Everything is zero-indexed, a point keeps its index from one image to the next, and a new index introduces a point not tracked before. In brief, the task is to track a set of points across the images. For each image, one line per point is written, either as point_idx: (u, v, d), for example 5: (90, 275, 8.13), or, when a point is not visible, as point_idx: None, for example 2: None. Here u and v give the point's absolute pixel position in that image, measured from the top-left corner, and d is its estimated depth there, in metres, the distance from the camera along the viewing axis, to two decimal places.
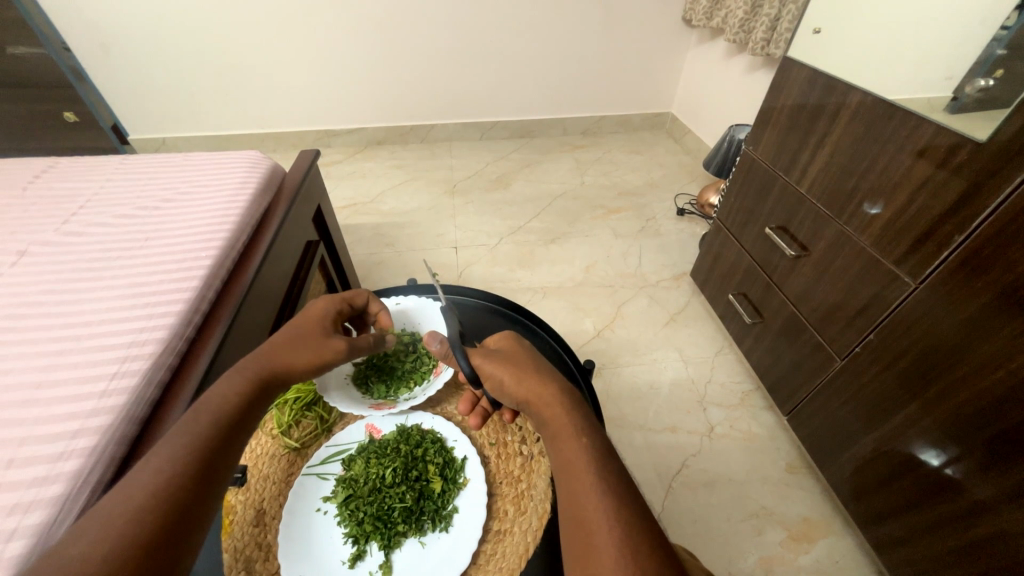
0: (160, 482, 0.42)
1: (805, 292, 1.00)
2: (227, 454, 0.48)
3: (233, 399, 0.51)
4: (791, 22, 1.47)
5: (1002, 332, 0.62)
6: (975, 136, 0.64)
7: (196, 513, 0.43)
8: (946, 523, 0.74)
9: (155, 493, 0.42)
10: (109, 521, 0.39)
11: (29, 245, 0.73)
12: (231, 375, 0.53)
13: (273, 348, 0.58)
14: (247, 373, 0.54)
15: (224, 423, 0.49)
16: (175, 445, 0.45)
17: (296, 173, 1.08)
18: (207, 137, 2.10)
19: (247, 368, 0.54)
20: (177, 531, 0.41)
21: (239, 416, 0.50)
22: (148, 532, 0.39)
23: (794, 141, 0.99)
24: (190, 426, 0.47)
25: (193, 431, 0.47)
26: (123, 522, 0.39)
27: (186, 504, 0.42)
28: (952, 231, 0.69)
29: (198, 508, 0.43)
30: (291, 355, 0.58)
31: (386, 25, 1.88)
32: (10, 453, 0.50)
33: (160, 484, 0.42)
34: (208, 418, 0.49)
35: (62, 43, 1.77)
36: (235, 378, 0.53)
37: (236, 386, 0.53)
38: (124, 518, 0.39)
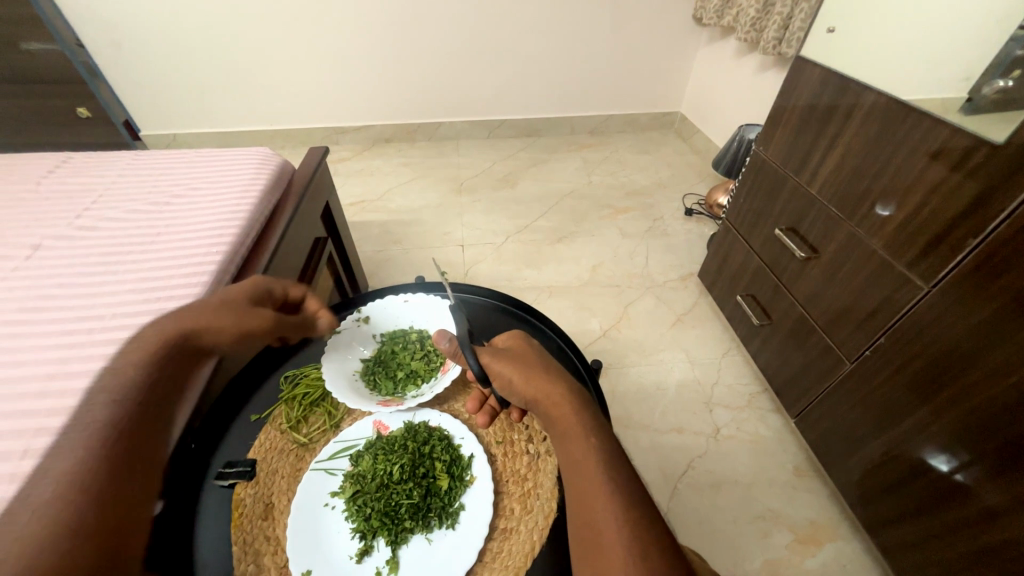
0: (79, 468, 0.49)
1: (815, 294, 0.99)
2: (132, 434, 0.54)
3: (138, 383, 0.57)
4: (804, 20, 1.46)
5: (1016, 337, 0.62)
6: (991, 138, 0.64)
7: (118, 496, 0.49)
8: (955, 528, 0.73)
9: (73, 479, 0.48)
10: (46, 506, 0.46)
11: (43, 240, 0.74)
12: (132, 355, 0.59)
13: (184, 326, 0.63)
14: (159, 350, 0.60)
15: (126, 407, 0.55)
16: (82, 433, 0.52)
17: (305, 169, 1.09)
18: (218, 134, 2.11)
19: (151, 347, 0.60)
20: (103, 505, 0.48)
21: (141, 401, 0.57)
22: (81, 509, 0.46)
23: (805, 141, 0.98)
24: (98, 417, 0.53)
25: (99, 418, 0.53)
26: (53, 505, 0.46)
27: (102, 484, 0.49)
28: (967, 234, 0.68)
29: (118, 487, 0.50)
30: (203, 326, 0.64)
31: (396, 23, 1.89)
32: (25, 444, 0.51)
33: (74, 470, 0.49)
34: (115, 405, 0.55)
35: (75, 39, 1.78)
36: (136, 357, 0.59)
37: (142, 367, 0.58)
38: (52, 503, 0.46)
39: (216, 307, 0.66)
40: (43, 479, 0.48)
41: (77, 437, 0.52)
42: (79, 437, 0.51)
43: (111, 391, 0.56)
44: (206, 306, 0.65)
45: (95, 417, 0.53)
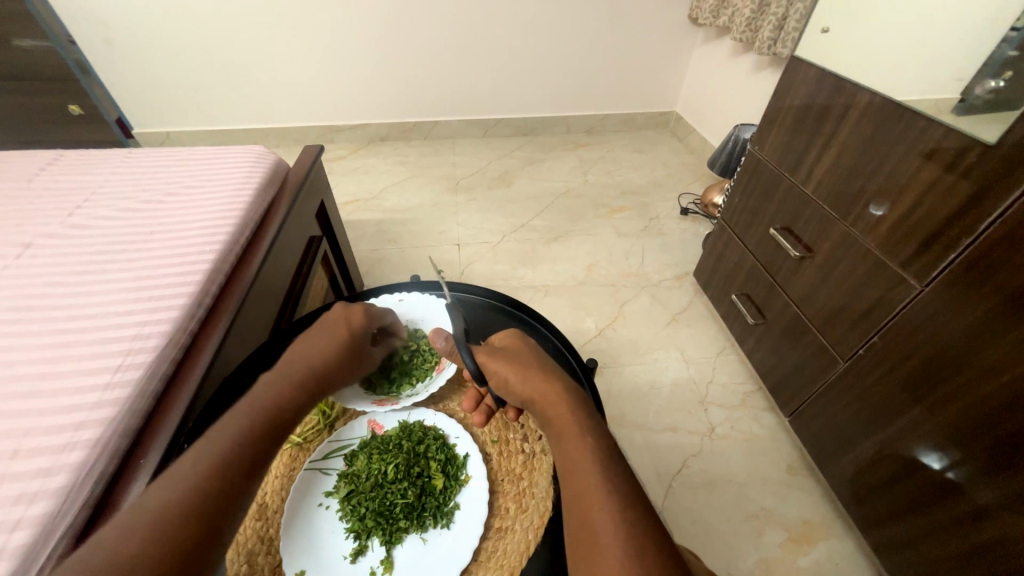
0: (196, 491, 0.43)
1: (809, 293, 0.99)
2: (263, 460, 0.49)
3: (282, 408, 0.53)
4: (799, 21, 1.47)
5: (1007, 337, 0.62)
6: (984, 138, 0.64)
7: (219, 532, 0.43)
8: (947, 527, 0.74)
9: (183, 503, 0.42)
10: (148, 532, 0.40)
11: (34, 238, 0.73)
12: (274, 383, 0.55)
13: (312, 364, 0.58)
14: (292, 388, 0.55)
15: (268, 427, 0.50)
16: (215, 450, 0.47)
17: (299, 168, 1.08)
18: (211, 132, 2.10)
19: (291, 377, 0.55)
20: (208, 545, 0.42)
21: (282, 423, 0.52)
22: (180, 546, 0.40)
23: (800, 142, 0.98)
24: (233, 433, 0.48)
25: (234, 435, 0.48)
26: (160, 529, 0.41)
27: (218, 516, 0.43)
28: (960, 233, 0.68)
29: (223, 526, 0.44)
30: (337, 371, 0.59)
31: (391, 21, 1.88)
32: (15, 444, 0.50)
33: (197, 490, 0.43)
34: (252, 424, 0.50)
35: (67, 36, 1.77)
36: (279, 385, 0.54)
37: (281, 395, 0.54)
38: (159, 526, 0.41)
39: (340, 350, 0.60)
40: (160, 494, 0.43)
41: (206, 452, 0.46)
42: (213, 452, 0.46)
43: (258, 407, 0.51)
44: (334, 347, 0.60)
45: (227, 433, 0.48)
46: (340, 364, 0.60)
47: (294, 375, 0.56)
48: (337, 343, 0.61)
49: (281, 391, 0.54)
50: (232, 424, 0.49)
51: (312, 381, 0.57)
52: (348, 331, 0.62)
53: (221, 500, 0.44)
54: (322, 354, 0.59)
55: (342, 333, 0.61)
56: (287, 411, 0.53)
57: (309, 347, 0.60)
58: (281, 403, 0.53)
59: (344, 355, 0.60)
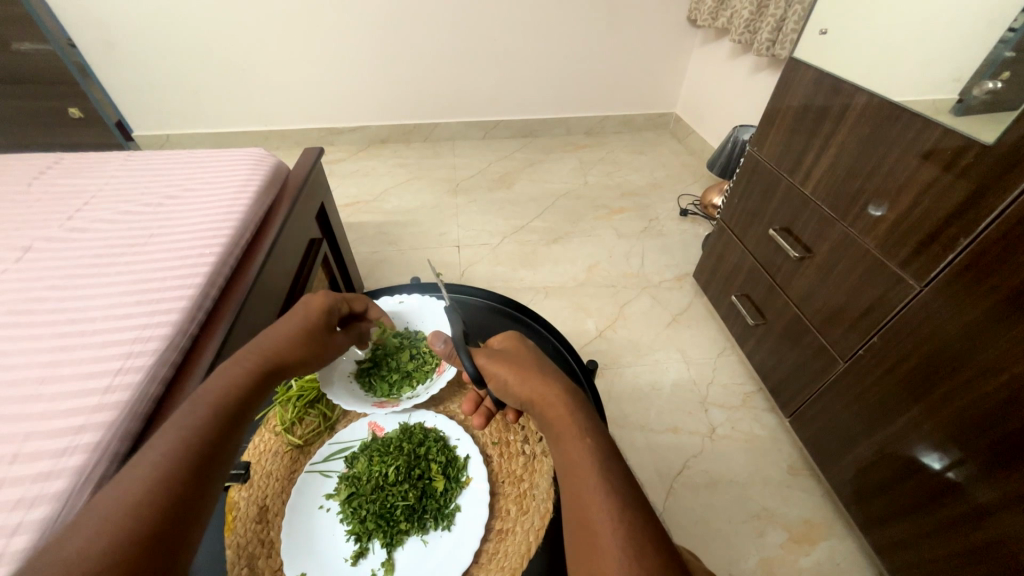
0: (157, 476, 0.42)
1: (808, 293, 0.99)
2: (223, 445, 0.48)
3: (238, 392, 0.52)
4: (797, 23, 1.47)
5: (1005, 337, 0.62)
6: (981, 138, 0.64)
7: (187, 512, 0.42)
8: (947, 527, 0.74)
9: (142, 490, 0.41)
10: (107, 520, 0.38)
11: (34, 241, 0.73)
12: (228, 368, 0.54)
13: (268, 348, 0.58)
14: (248, 371, 0.54)
15: (225, 412, 0.50)
16: (171, 438, 0.45)
17: (299, 170, 1.08)
18: (211, 134, 2.10)
19: (245, 363, 0.55)
20: (175, 527, 0.41)
21: (240, 407, 0.51)
22: (146, 528, 0.39)
23: (798, 143, 0.99)
24: (187, 422, 0.47)
25: (189, 422, 0.47)
26: (121, 517, 0.39)
27: (183, 498, 0.42)
28: (957, 233, 0.69)
29: (190, 509, 0.42)
30: (296, 353, 0.59)
31: (391, 24, 1.89)
32: (14, 448, 0.50)
33: (158, 475, 0.42)
34: (209, 409, 0.49)
35: (67, 39, 1.77)
36: (233, 370, 0.54)
37: (236, 379, 0.53)
38: (121, 512, 0.39)
39: (297, 333, 0.60)
40: (116, 486, 0.41)
41: (160, 445, 0.45)
42: (169, 439, 0.45)
43: (213, 395, 0.50)
44: (289, 331, 0.60)
45: (182, 421, 0.47)
46: (297, 346, 0.60)
47: (248, 359, 0.56)
48: (293, 328, 0.61)
49: (236, 375, 0.53)
50: (185, 416, 0.48)
51: (268, 364, 0.56)
52: (304, 317, 0.62)
53: (182, 487, 0.42)
54: (278, 338, 0.59)
55: (297, 318, 0.62)
56: (242, 395, 0.52)
57: (264, 334, 0.59)
58: (237, 388, 0.52)
59: (301, 339, 0.61)
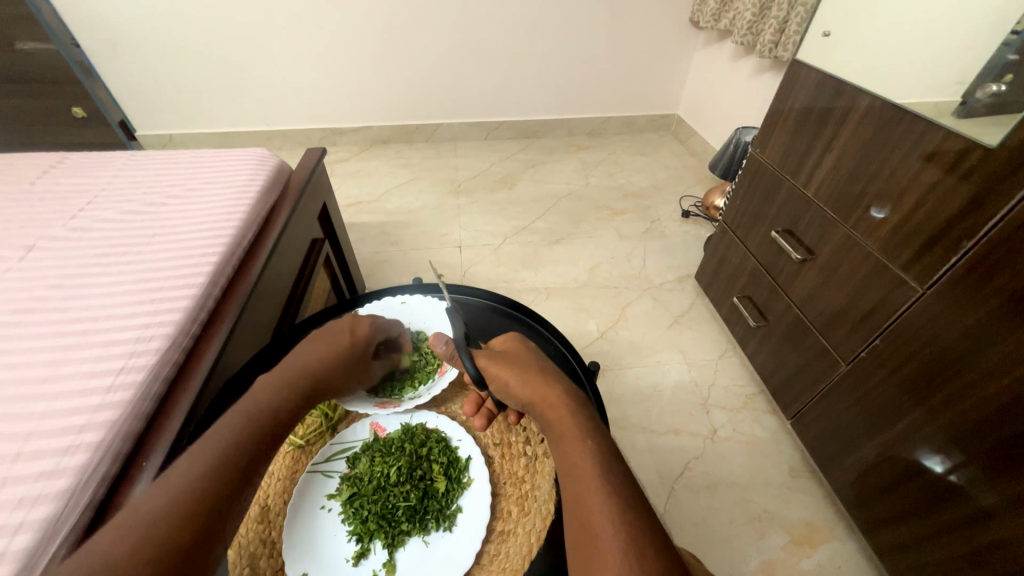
0: (197, 485, 0.43)
1: (811, 295, 0.99)
2: (258, 459, 0.49)
3: (276, 409, 0.53)
4: (800, 24, 1.47)
5: (1008, 340, 0.62)
6: (985, 141, 0.64)
7: (220, 524, 0.43)
8: (948, 530, 0.74)
9: (182, 499, 0.42)
10: (147, 525, 0.40)
11: (37, 240, 0.74)
12: (270, 385, 0.55)
13: (308, 369, 0.57)
14: (288, 391, 0.54)
15: (263, 426, 0.51)
16: (212, 446, 0.47)
17: (302, 171, 1.08)
18: (214, 134, 2.10)
19: (287, 384, 0.55)
20: (208, 539, 0.41)
21: (276, 421, 0.52)
22: (181, 537, 0.40)
23: (801, 144, 0.99)
24: (230, 432, 0.49)
25: (229, 433, 0.49)
26: (161, 524, 0.40)
27: (217, 510, 0.43)
28: (962, 235, 0.68)
29: (223, 520, 0.43)
30: (336, 376, 0.59)
31: (393, 25, 1.89)
32: (17, 447, 0.50)
33: (199, 483, 0.43)
34: (247, 422, 0.50)
35: (71, 38, 1.78)
36: (275, 388, 0.54)
37: (275, 396, 0.54)
38: (161, 519, 0.40)
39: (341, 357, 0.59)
40: (157, 492, 0.43)
41: (203, 452, 0.46)
42: (210, 449, 0.46)
43: (251, 408, 0.52)
44: (331, 353, 0.59)
45: (222, 432, 0.48)
46: (338, 370, 0.59)
47: (289, 380, 0.55)
48: (338, 351, 0.59)
49: (277, 395, 0.54)
50: (228, 426, 0.49)
51: (307, 386, 0.56)
52: (349, 338, 0.61)
53: (222, 497, 0.44)
54: (320, 360, 0.58)
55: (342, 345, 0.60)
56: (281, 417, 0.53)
57: (307, 353, 0.59)
58: (275, 404, 0.53)
59: (343, 362, 0.59)
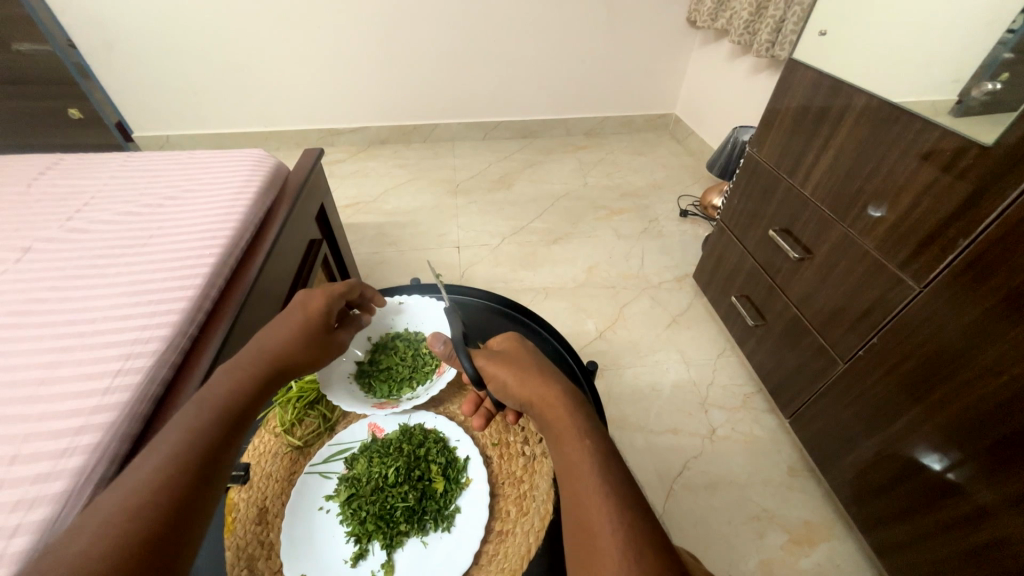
0: (159, 482, 0.42)
1: (808, 294, 0.99)
2: (223, 451, 0.47)
3: (238, 399, 0.51)
4: (797, 24, 1.47)
5: (1006, 338, 0.62)
6: (981, 140, 0.64)
7: (187, 518, 0.41)
8: (946, 528, 0.74)
9: (143, 498, 0.40)
10: (107, 526, 0.38)
11: (34, 242, 0.73)
12: (228, 373, 0.53)
13: (266, 350, 0.57)
14: (247, 373, 0.54)
15: (226, 418, 0.49)
16: (171, 442, 0.45)
17: (299, 171, 1.08)
18: (212, 135, 2.10)
19: (245, 367, 0.54)
20: (175, 534, 0.40)
21: (240, 411, 0.51)
22: (144, 535, 0.38)
23: (798, 144, 0.99)
24: (189, 424, 0.47)
25: (190, 426, 0.47)
26: (122, 523, 0.38)
27: (182, 504, 0.41)
28: (958, 234, 0.68)
29: (191, 514, 0.42)
30: (297, 354, 0.59)
31: (390, 25, 1.89)
32: (14, 449, 0.50)
33: (158, 476, 0.42)
34: (209, 414, 0.49)
35: (67, 40, 1.77)
36: (232, 375, 0.53)
37: (235, 385, 0.52)
38: (123, 518, 0.39)
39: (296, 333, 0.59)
40: (115, 491, 0.41)
41: (163, 446, 0.45)
42: (170, 444, 0.45)
43: (213, 400, 0.50)
44: (287, 332, 0.59)
45: (183, 427, 0.47)
46: (297, 347, 0.59)
47: (247, 363, 0.55)
48: (293, 329, 0.59)
49: (237, 379, 0.53)
50: (188, 418, 0.48)
51: (268, 367, 0.55)
52: (302, 314, 0.61)
53: (185, 487, 0.42)
54: (276, 340, 0.58)
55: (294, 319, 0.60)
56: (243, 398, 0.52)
57: (263, 336, 0.59)
58: (235, 394, 0.51)
59: (301, 339, 0.59)
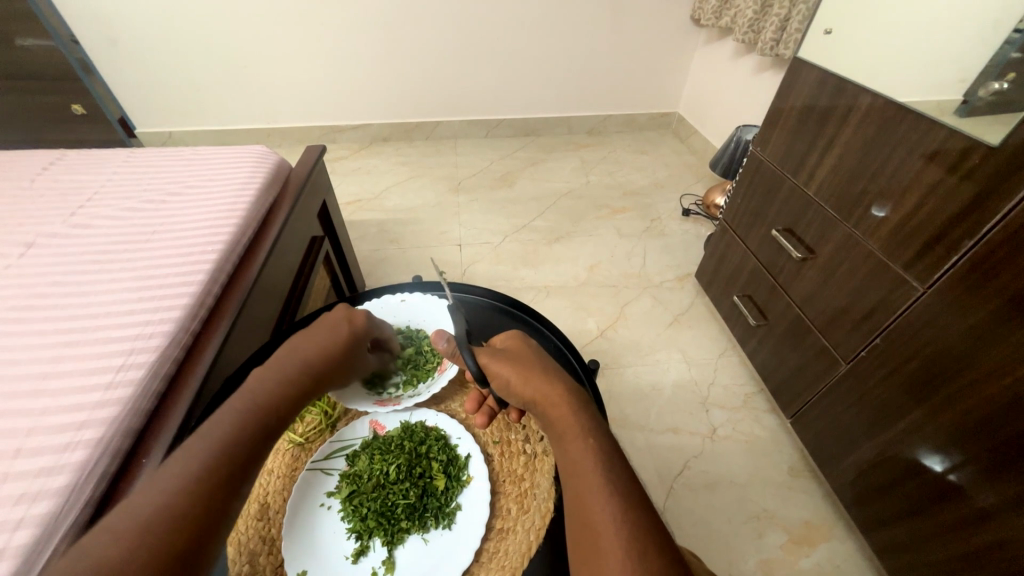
0: (190, 488, 0.41)
1: (812, 294, 0.99)
2: (256, 457, 0.47)
3: (276, 407, 0.51)
4: (801, 22, 1.46)
5: (1009, 340, 0.62)
6: (987, 139, 0.64)
7: (213, 529, 0.41)
8: (948, 530, 0.74)
9: (173, 503, 0.40)
10: (139, 528, 0.38)
11: (36, 237, 0.73)
12: (267, 379, 0.52)
13: (308, 362, 0.55)
14: (288, 385, 0.53)
15: (258, 423, 0.49)
16: (205, 445, 0.45)
17: (301, 168, 1.08)
18: (214, 131, 2.10)
19: (287, 376, 0.53)
20: (199, 542, 0.40)
21: (276, 420, 0.50)
22: (171, 544, 0.38)
23: (802, 143, 0.98)
24: (224, 427, 0.47)
25: (225, 429, 0.47)
26: (154, 527, 0.38)
27: (210, 515, 0.41)
28: (962, 235, 0.68)
29: (216, 525, 0.41)
30: (334, 376, 0.58)
31: (393, 23, 1.89)
32: (17, 443, 0.50)
33: (192, 483, 0.42)
34: (245, 420, 0.48)
35: (70, 35, 1.77)
36: (272, 383, 0.52)
37: (274, 392, 0.52)
38: (152, 525, 0.39)
39: (343, 357, 0.58)
40: (149, 492, 0.41)
41: (197, 448, 0.45)
42: (204, 448, 0.45)
43: (249, 403, 0.50)
44: (330, 346, 0.58)
45: (218, 429, 0.46)
46: (337, 367, 0.58)
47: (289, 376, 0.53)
48: (339, 346, 0.58)
49: (275, 389, 0.52)
50: (223, 420, 0.47)
51: (305, 381, 0.54)
52: (354, 335, 0.60)
53: (215, 497, 0.42)
54: (322, 354, 0.57)
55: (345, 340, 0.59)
56: (280, 408, 0.51)
57: (303, 344, 0.57)
58: (273, 400, 0.51)
59: (342, 358, 0.59)
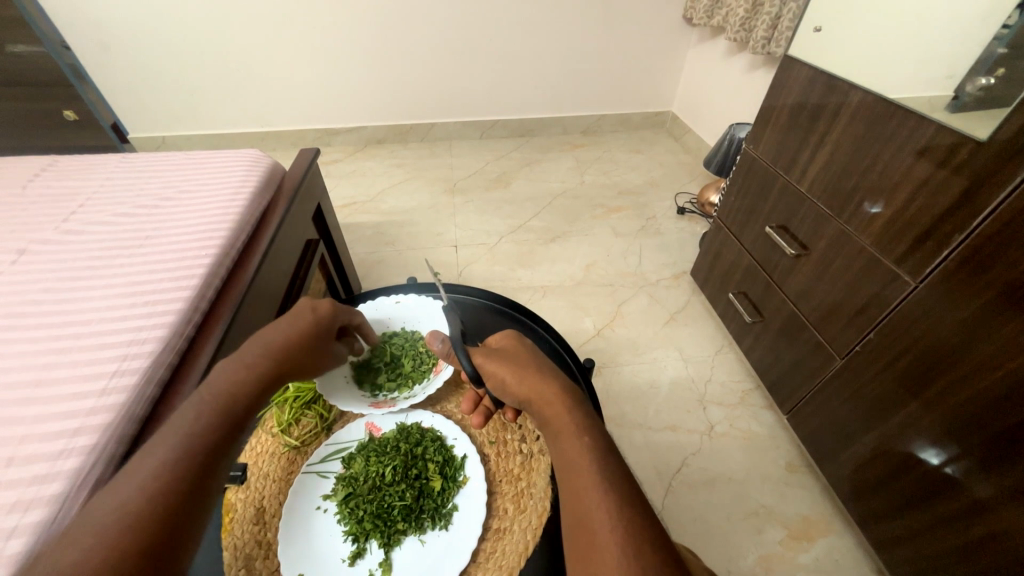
0: (156, 490, 0.41)
1: (806, 290, 0.99)
2: (223, 455, 0.47)
3: (240, 401, 0.51)
4: (792, 21, 1.48)
5: (1003, 331, 0.62)
6: (974, 135, 0.64)
7: (181, 529, 0.41)
8: (944, 521, 0.74)
9: (135, 506, 0.40)
10: (100, 534, 0.38)
11: (29, 244, 0.73)
12: (234, 371, 0.52)
13: (271, 348, 0.56)
14: (251, 375, 0.52)
15: (223, 420, 0.48)
16: (169, 447, 0.44)
17: (296, 172, 1.08)
18: (208, 136, 2.10)
19: (251, 366, 0.53)
20: (166, 544, 0.40)
21: (240, 417, 0.50)
22: (138, 544, 0.38)
23: (794, 141, 0.99)
24: (189, 428, 0.47)
25: (190, 429, 0.46)
26: (121, 529, 0.39)
27: (179, 514, 0.41)
28: (953, 230, 0.69)
29: (183, 524, 0.41)
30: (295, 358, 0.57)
31: (386, 25, 1.89)
32: (10, 451, 0.50)
33: (156, 482, 0.42)
34: (211, 419, 0.48)
35: (61, 41, 1.76)
36: (239, 374, 0.52)
37: (237, 383, 0.51)
38: (116, 528, 0.39)
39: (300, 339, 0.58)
40: (115, 495, 0.41)
41: (162, 448, 0.44)
42: (168, 447, 0.44)
43: (212, 402, 0.49)
44: (292, 332, 0.58)
45: (182, 429, 0.46)
46: (302, 349, 0.58)
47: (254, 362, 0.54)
48: (302, 329, 0.59)
49: (237, 380, 0.52)
50: (188, 419, 0.47)
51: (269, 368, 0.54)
52: (312, 319, 0.61)
53: (183, 495, 0.42)
54: (283, 339, 0.57)
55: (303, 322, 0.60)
56: (244, 401, 0.51)
57: (268, 333, 0.57)
58: (238, 395, 0.51)
59: (305, 342, 0.59)
